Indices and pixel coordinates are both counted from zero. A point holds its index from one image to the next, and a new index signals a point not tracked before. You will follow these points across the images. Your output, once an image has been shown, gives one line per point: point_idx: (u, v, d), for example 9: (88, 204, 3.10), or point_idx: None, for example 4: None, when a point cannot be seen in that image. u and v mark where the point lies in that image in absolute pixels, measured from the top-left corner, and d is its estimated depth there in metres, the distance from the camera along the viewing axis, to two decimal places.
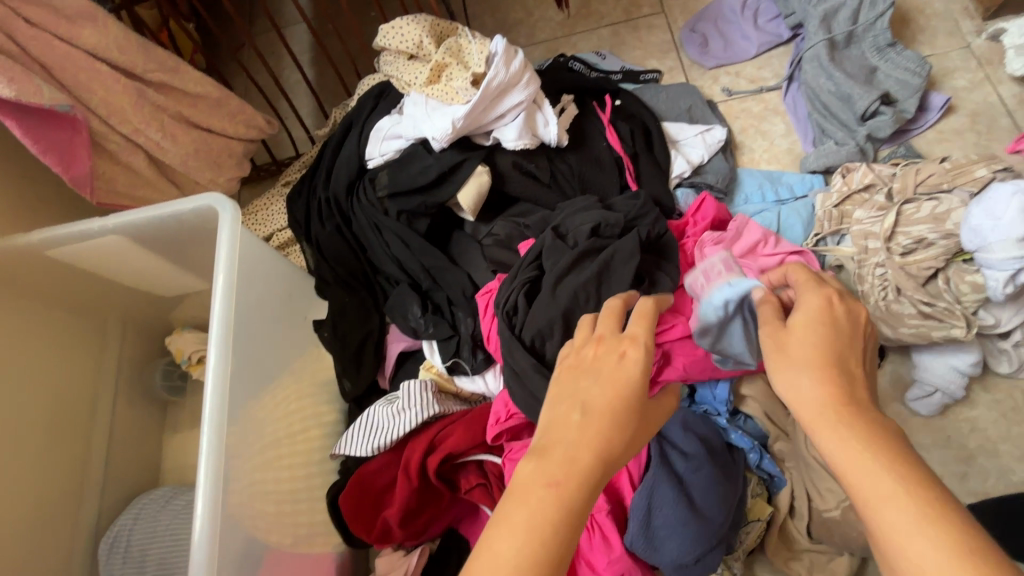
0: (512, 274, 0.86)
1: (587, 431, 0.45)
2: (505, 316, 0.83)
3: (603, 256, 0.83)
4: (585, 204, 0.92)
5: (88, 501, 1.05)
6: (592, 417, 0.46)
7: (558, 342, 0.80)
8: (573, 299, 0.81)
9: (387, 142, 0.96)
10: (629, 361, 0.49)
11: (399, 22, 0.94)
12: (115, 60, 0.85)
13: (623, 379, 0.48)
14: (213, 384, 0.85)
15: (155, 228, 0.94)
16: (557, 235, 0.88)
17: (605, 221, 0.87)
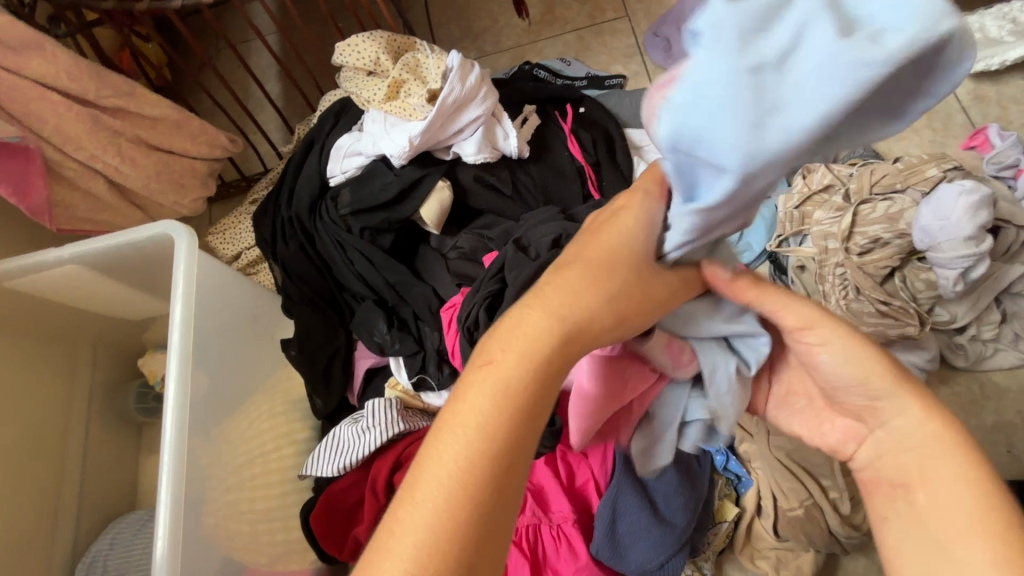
0: (475, 288, 0.87)
1: (531, 323, 0.41)
2: (468, 331, 0.85)
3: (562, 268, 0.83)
4: (547, 215, 0.93)
5: (64, 527, 1.05)
6: (563, 276, 0.43)
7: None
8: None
9: (348, 159, 0.96)
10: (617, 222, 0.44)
11: (356, 39, 0.94)
12: (67, 88, 0.84)
13: (605, 243, 0.44)
14: (173, 412, 0.85)
15: (114, 254, 0.94)
16: (518, 248, 0.88)
17: (565, 232, 0.88)
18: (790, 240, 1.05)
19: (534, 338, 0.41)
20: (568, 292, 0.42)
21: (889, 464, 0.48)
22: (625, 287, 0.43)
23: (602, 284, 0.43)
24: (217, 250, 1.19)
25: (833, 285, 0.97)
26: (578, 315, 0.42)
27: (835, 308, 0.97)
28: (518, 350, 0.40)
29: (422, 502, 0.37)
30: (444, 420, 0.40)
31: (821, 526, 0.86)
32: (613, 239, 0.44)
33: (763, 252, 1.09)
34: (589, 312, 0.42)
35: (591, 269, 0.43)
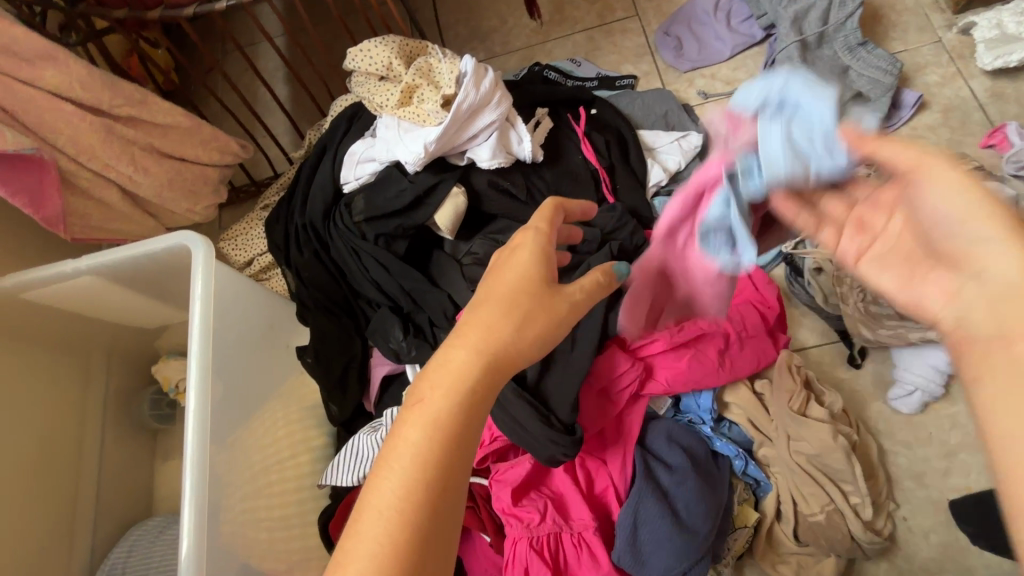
0: None
1: (458, 355, 0.51)
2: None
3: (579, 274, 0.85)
4: None
5: (81, 534, 1.05)
6: (478, 311, 0.54)
7: (538, 365, 0.81)
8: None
9: (361, 166, 0.96)
10: (521, 251, 0.57)
11: (368, 44, 0.94)
12: (80, 98, 0.83)
13: (512, 270, 0.56)
14: (193, 422, 0.85)
15: (130, 265, 0.93)
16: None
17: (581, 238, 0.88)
18: (807, 243, 1.03)
19: (463, 364, 0.50)
20: (478, 328, 0.52)
21: (984, 315, 0.46)
22: (532, 310, 0.54)
23: (515, 309, 0.53)
24: (229, 256, 1.18)
25: (851, 288, 0.95)
26: (499, 341, 0.52)
27: (853, 312, 0.95)
28: (444, 387, 0.49)
29: (369, 534, 0.44)
30: (384, 455, 0.48)
31: (842, 532, 0.85)
32: (516, 275, 0.56)
33: (778, 254, 1.08)
34: (502, 340, 0.52)
35: (499, 309, 0.53)
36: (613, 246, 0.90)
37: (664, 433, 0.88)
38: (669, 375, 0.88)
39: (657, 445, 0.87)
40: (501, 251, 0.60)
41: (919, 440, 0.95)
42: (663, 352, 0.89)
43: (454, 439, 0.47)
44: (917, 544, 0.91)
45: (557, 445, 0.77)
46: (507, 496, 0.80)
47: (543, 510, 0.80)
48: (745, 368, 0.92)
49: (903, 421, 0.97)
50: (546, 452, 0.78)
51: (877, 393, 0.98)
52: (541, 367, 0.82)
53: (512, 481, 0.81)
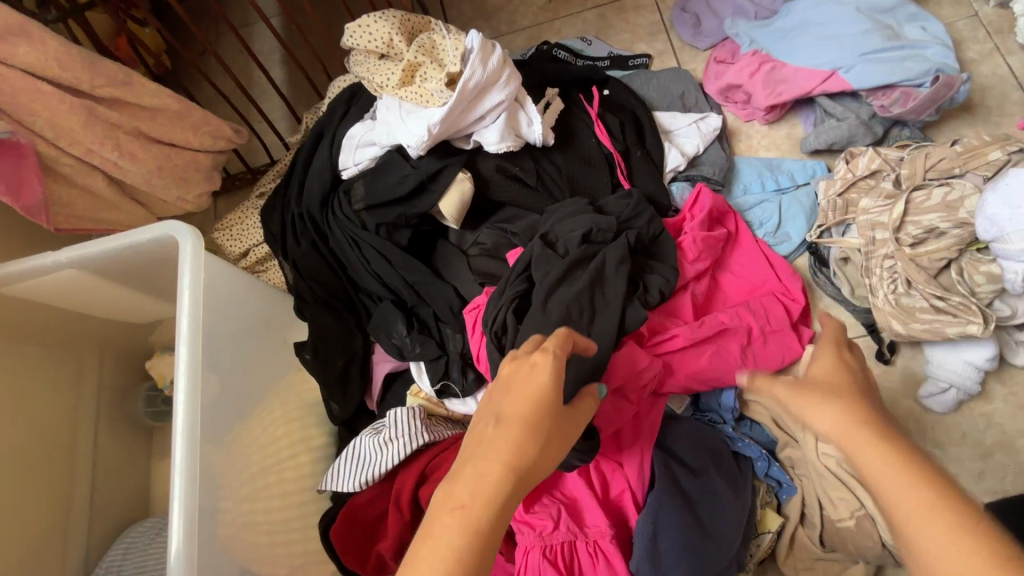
0: (500, 288, 0.82)
1: (489, 475, 0.47)
2: (495, 336, 0.79)
3: (595, 266, 0.80)
4: (575, 207, 0.87)
5: (75, 536, 1.01)
6: (500, 433, 0.49)
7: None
8: (566, 316, 0.77)
9: (361, 150, 0.90)
10: (540, 373, 0.51)
11: (367, 19, 0.87)
12: (59, 78, 0.78)
13: (533, 394, 0.50)
14: (182, 423, 0.80)
15: (114, 257, 0.88)
16: (546, 244, 0.83)
17: (596, 226, 0.83)
18: (833, 231, 0.98)
19: (489, 489, 0.47)
20: (497, 460, 0.48)
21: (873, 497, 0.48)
22: (552, 434, 0.50)
23: (537, 433, 0.49)
24: (224, 247, 1.13)
25: (880, 279, 0.90)
26: (525, 466, 0.48)
27: (884, 304, 0.89)
28: (483, 492, 0.47)
29: None
30: (415, 553, 0.46)
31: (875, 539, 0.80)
32: (537, 392, 0.50)
33: (803, 243, 1.02)
34: (524, 469, 0.48)
35: (524, 430, 0.49)
36: (630, 235, 0.85)
37: (688, 434, 0.84)
38: (689, 372, 0.84)
39: (680, 447, 0.83)
40: (514, 361, 0.53)
41: (952, 439, 0.90)
42: (683, 348, 0.85)
43: (488, 543, 0.46)
44: None
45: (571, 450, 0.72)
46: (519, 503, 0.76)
47: (556, 517, 0.75)
48: (770, 364, 0.86)
49: (935, 419, 0.92)
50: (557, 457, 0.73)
51: (908, 389, 0.94)
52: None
53: None
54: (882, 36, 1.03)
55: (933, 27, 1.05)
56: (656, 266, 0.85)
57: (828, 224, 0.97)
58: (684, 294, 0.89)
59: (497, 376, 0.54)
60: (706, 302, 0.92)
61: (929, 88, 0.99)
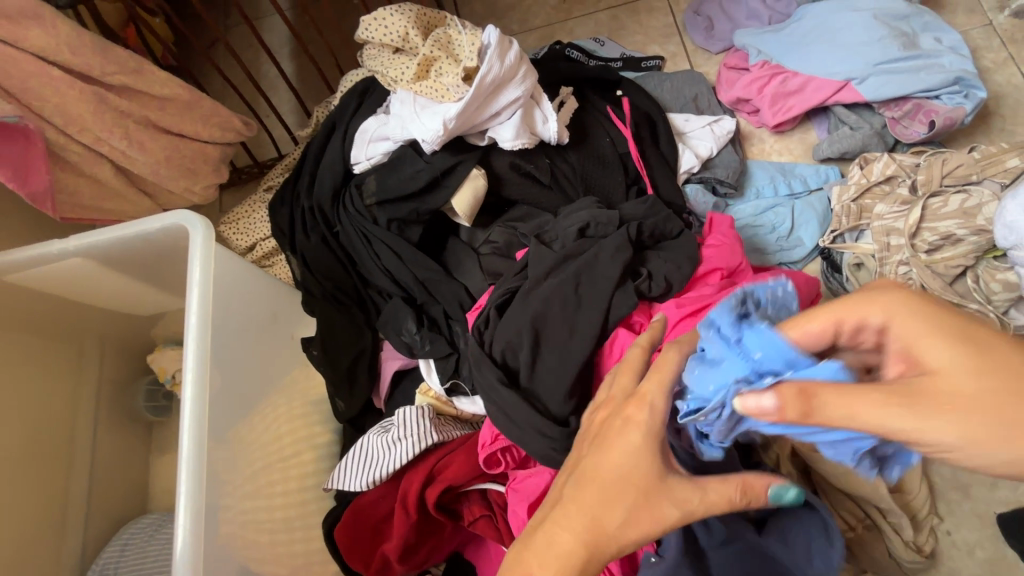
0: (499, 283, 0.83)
1: (561, 542, 0.51)
2: (478, 330, 0.79)
3: (586, 256, 0.78)
4: (581, 205, 0.86)
5: (72, 530, 0.99)
6: (576, 495, 0.52)
7: (528, 353, 0.74)
8: (543, 306, 0.75)
9: (373, 145, 0.89)
10: (632, 429, 0.52)
11: (383, 12, 0.86)
12: (69, 64, 0.76)
13: (619, 447, 0.52)
14: (189, 418, 0.78)
15: (123, 247, 0.87)
16: (542, 241, 0.83)
17: (594, 220, 0.82)
18: (846, 236, 0.96)
19: (564, 553, 0.51)
20: (580, 513, 0.51)
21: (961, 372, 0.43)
22: (637, 506, 0.51)
23: (622, 499, 0.51)
24: (229, 241, 1.12)
25: None
26: (602, 531, 0.51)
27: None
28: (553, 564, 0.50)
29: None
30: None
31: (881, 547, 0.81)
32: (621, 453, 0.52)
33: (815, 247, 1.01)
34: (592, 529, 0.51)
35: (610, 489, 0.51)
36: (631, 228, 0.81)
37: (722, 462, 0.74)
38: None
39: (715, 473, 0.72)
40: (608, 409, 0.55)
41: None
42: None
43: None
44: (960, 559, 0.86)
45: (542, 437, 0.71)
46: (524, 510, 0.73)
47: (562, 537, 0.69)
48: None
49: None
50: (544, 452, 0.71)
51: None
52: (530, 357, 0.75)
53: (529, 492, 0.73)
54: (897, 46, 1.01)
55: (948, 38, 1.04)
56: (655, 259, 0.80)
57: (841, 229, 0.96)
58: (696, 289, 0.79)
59: (592, 423, 0.57)
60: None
61: (946, 100, 0.99)
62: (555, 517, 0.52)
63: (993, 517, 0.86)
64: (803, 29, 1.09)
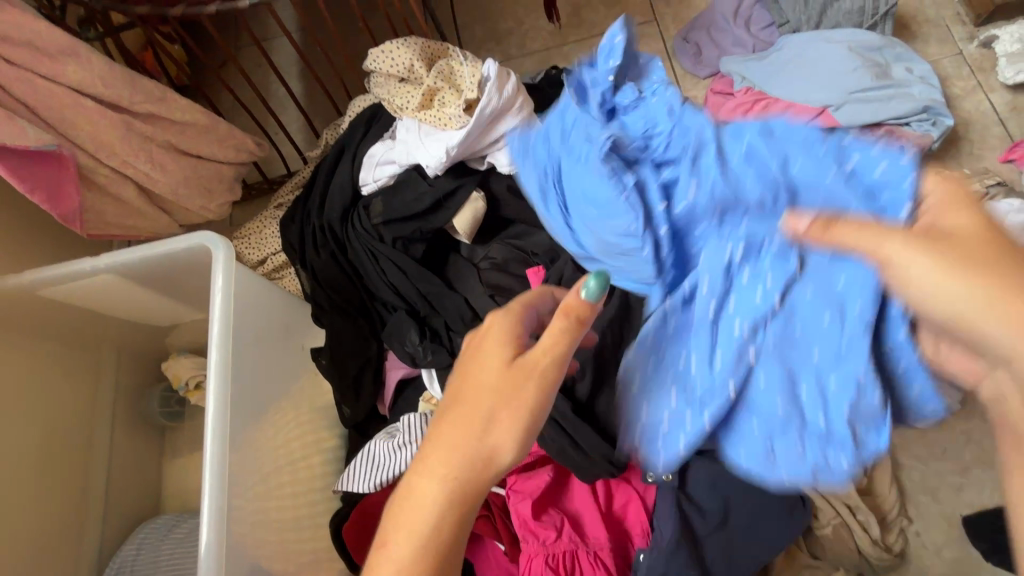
0: None
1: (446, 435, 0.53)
2: None
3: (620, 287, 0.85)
4: None
5: (90, 531, 1.05)
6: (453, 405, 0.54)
7: (589, 383, 0.80)
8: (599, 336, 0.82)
9: (380, 168, 0.94)
10: (487, 337, 0.56)
11: (390, 45, 0.93)
12: (101, 94, 0.83)
13: (472, 363, 0.55)
14: (212, 425, 0.85)
15: (149, 264, 0.93)
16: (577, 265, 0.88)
17: None
18: None
19: (451, 451, 0.52)
20: (444, 446, 0.53)
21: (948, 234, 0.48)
22: (495, 412, 0.52)
23: (479, 410, 0.53)
24: (241, 254, 1.18)
25: None
26: (479, 418, 0.53)
27: None
28: (441, 461, 0.52)
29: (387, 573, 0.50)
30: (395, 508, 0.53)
31: (850, 546, 0.86)
32: (489, 352, 0.55)
33: None
34: (479, 454, 0.52)
35: (470, 411, 0.53)
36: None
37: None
38: None
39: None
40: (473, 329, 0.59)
41: (933, 455, 0.95)
42: None
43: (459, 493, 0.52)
44: (925, 558, 0.91)
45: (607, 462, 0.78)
46: (527, 510, 0.79)
47: (559, 527, 0.79)
48: None
49: (917, 435, 0.96)
50: (581, 463, 0.78)
51: None
52: (592, 385, 0.81)
53: (531, 492, 0.80)
54: (870, 76, 1.08)
55: (919, 68, 1.11)
56: None
57: None
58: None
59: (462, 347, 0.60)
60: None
61: (916, 126, 1.07)
62: (425, 455, 0.53)
63: (960, 519, 0.92)
64: (782, 58, 1.16)
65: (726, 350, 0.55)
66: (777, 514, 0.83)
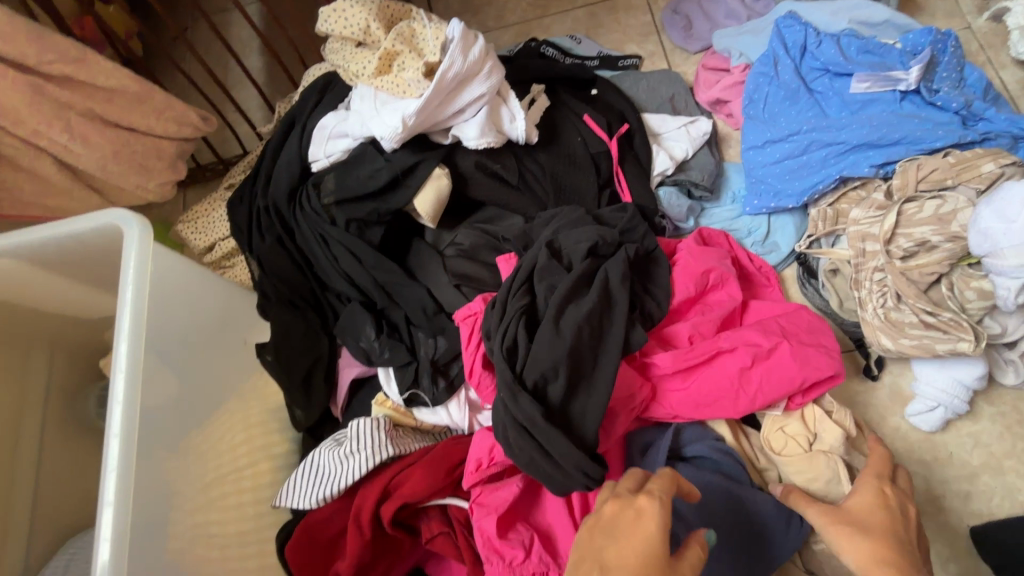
0: (502, 299, 0.77)
1: None
2: (507, 355, 0.73)
3: (600, 279, 0.76)
4: (576, 216, 0.83)
5: (13, 547, 0.93)
6: None
7: (563, 385, 0.71)
8: (577, 335, 0.73)
9: (332, 142, 0.85)
10: (647, 520, 0.46)
11: (342, 3, 0.82)
12: (3, 51, 0.72)
13: (639, 540, 0.45)
14: (124, 430, 0.73)
15: (56, 247, 0.84)
16: (551, 254, 0.79)
17: (602, 238, 0.80)
18: (822, 241, 0.95)
19: None
20: None
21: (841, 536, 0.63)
22: None
23: None
24: (187, 240, 1.07)
25: (870, 292, 0.87)
26: None
27: (873, 318, 0.86)
28: None
29: None
30: None
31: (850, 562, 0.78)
32: (647, 540, 0.45)
33: (791, 253, 0.99)
34: None
35: None
36: (630, 250, 0.82)
37: (702, 438, 0.81)
38: (675, 400, 0.79)
39: (697, 453, 0.80)
40: (616, 501, 0.49)
41: (939, 460, 0.88)
42: (670, 376, 0.79)
43: None
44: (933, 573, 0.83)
45: (581, 475, 0.69)
46: (492, 527, 0.70)
47: (528, 545, 0.71)
48: (783, 385, 0.77)
49: (920, 438, 0.89)
50: (552, 475, 0.70)
51: (896, 406, 0.91)
52: (567, 388, 0.72)
53: (497, 506, 0.71)
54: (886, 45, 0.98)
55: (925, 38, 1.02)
56: (651, 289, 0.82)
57: (817, 234, 0.94)
58: (676, 322, 0.83)
59: (596, 514, 0.49)
60: (722, 322, 0.84)
61: None
62: None
63: (968, 530, 0.84)
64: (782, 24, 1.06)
65: (780, 90, 1.01)
66: (771, 525, 0.75)
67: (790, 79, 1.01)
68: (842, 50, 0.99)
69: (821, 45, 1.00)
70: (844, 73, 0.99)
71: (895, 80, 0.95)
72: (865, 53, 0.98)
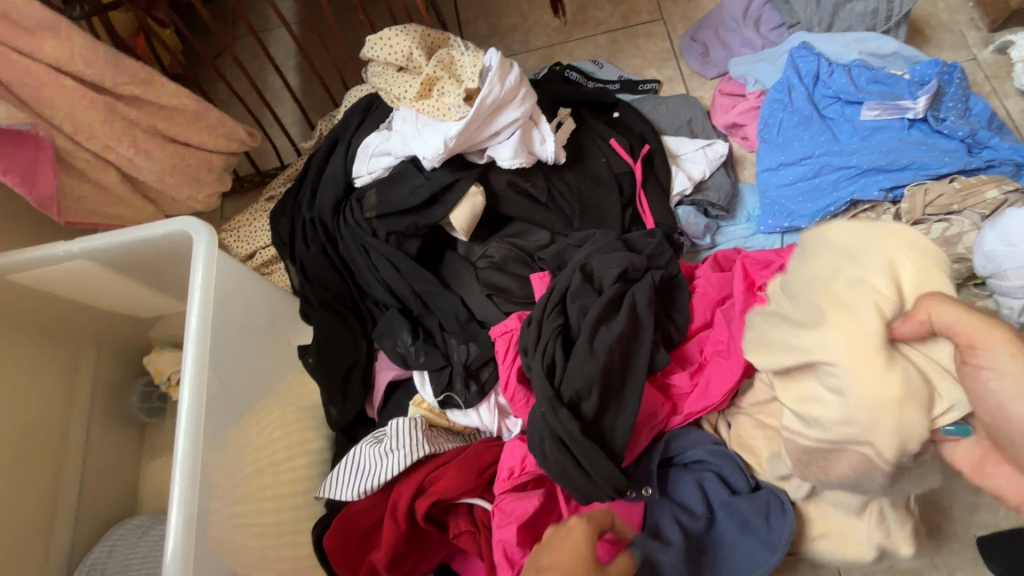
0: (537, 318, 0.82)
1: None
2: (544, 370, 0.78)
3: (629, 304, 0.82)
4: (607, 242, 0.89)
5: (59, 533, 0.98)
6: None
7: (596, 400, 0.76)
8: (608, 357, 0.78)
9: (375, 160, 0.91)
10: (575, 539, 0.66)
11: (388, 32, 0.88)
12: (82, 74, 0.79)
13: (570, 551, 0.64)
14: (184, 422, 0.79)
15: (124, 251, 0.91)
16: (584, 278, 0.84)
17: (632, 265, 0.85)
18: None
19: None
20: None
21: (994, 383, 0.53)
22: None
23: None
24: (230, 248, 1.14)
25: None
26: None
27: None
28: None
29: None
30: None
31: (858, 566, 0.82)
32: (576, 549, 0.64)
33: None
34: None
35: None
36: (655, 275, 0.87)
37: (699, 443, 0.83)
38: (692, 409, 0.83)
39: (696, 457, 0.83)
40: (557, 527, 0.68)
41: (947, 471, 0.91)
42: (690, 391, 0.84)
43: None
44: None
45: (611, 487, 0.74)
46: (513, 534, 0.75)
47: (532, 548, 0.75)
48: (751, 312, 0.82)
49: None
50: (576, 486, 0.75)
51: None
52: (598, 405, 0.77)
53: (518, 515, 0.76)
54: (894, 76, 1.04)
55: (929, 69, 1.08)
56: (671, 313, 0.88)
57: None
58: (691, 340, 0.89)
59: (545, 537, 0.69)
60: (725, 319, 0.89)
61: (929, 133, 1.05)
62: None
63: (974, 539, 0.88)
64: None
65: (794, 116, 1.07)
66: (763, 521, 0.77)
67: (804, 106, 1.06)
68: (853, 80, 1.04)
69: (833, 74, 1.06)
70: (855, 102, 1.04)
71: (903, 108, 1.01)
72: (874, 83, 1.04)
